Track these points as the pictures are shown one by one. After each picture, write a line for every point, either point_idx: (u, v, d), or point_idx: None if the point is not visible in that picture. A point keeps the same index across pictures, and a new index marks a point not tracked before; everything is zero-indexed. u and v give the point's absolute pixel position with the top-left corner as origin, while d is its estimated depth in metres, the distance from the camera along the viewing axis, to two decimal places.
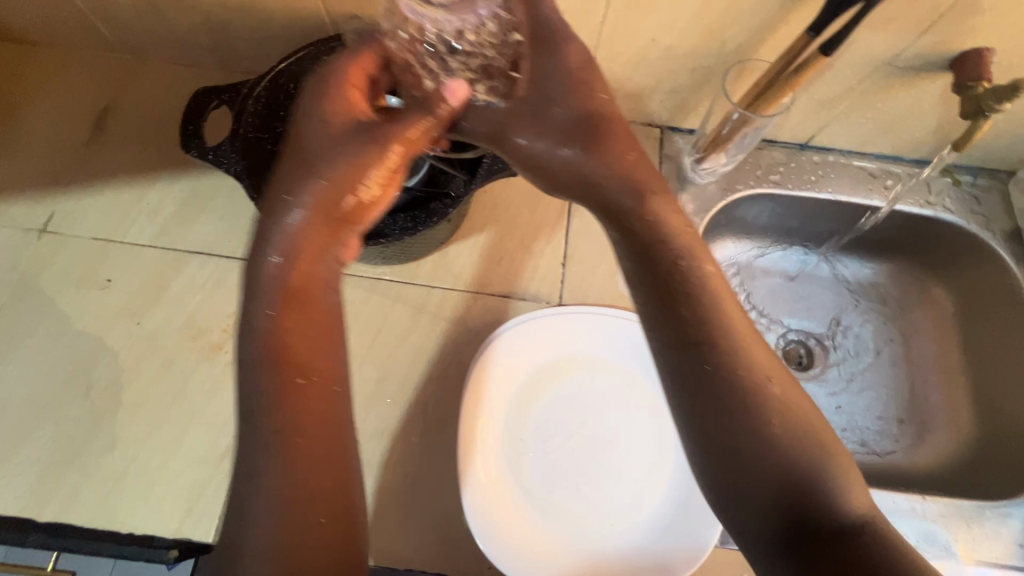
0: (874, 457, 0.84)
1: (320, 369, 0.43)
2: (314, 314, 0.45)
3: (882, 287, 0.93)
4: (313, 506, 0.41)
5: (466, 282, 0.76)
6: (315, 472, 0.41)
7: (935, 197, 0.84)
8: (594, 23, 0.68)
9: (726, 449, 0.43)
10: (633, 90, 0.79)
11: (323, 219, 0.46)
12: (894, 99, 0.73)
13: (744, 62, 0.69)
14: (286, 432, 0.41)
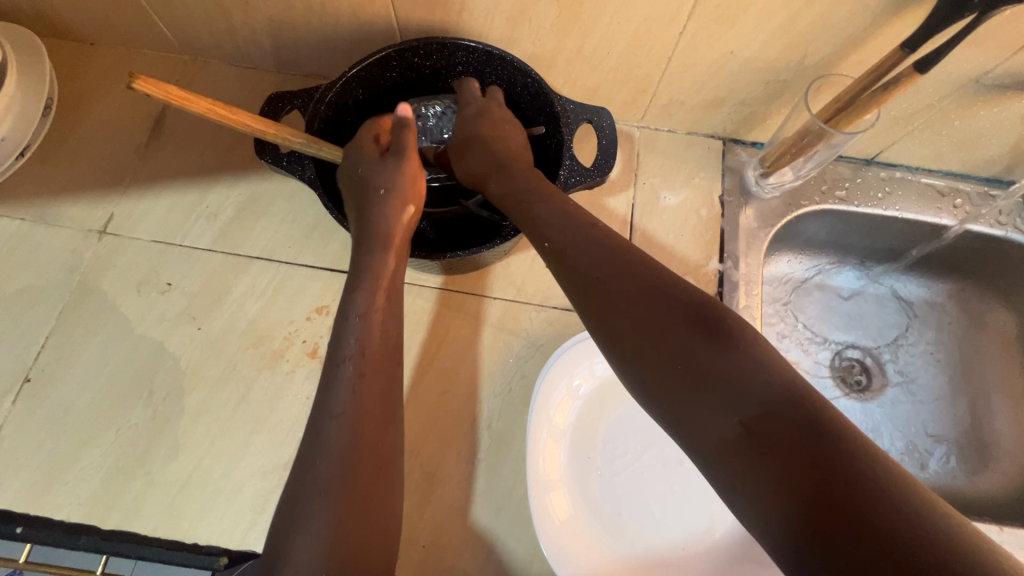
0: (938, 482, 0.81)
1: (367, 372, 0.50)
2: (390, 306, 0.57)
3: (944, 306, 0.90)
4: (363, 494, 0.44)
5: (529, 293, 0.75)
6: (378, 422, 0.48)
7: (1006, 217, 0.81)
8: (673, 34, 0.67)
9: (664, 381, 0.40)
10: (701, 102, 0.77)
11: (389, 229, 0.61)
12: (974, 116, 0.71)
13: (824, 78, 0.68)
14: (362, 376, 0.50)
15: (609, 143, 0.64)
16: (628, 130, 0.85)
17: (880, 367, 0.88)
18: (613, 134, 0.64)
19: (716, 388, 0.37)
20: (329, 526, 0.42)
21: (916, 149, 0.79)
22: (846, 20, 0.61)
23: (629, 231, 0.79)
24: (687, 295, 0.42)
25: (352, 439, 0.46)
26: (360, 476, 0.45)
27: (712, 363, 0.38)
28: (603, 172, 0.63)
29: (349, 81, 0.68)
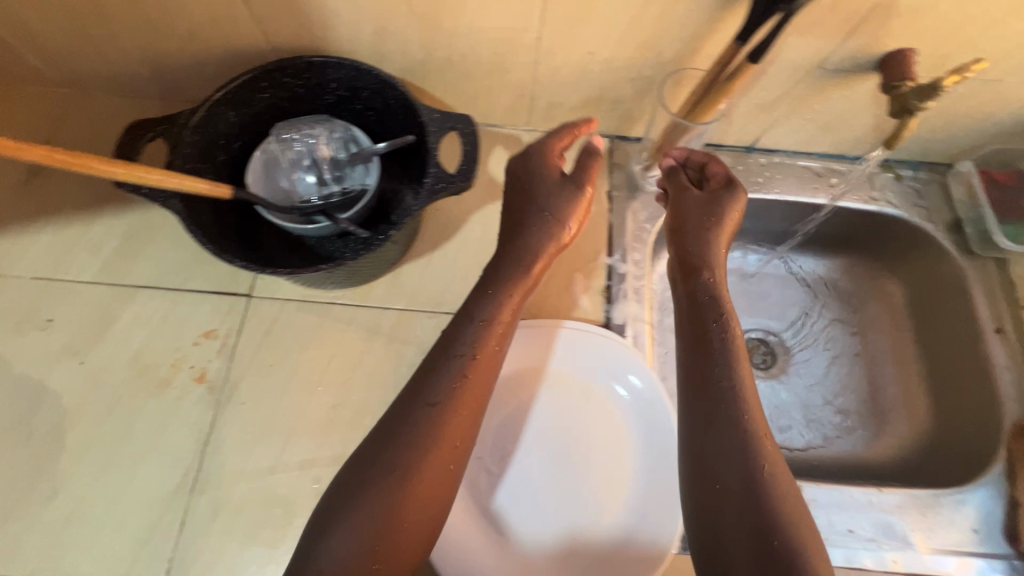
0: (837, 451, 0.84)
1: (458, 407, 0.58)
2: (481, 379, 0.60)
3: (838, 282, 0.94)
4: (428, 497, 0.55)
5: (421, 301, 0.76)
6: (445, 453, 0.56)
7: (878, 192, 0.86)
8: (531, 39, 0.69)
9: (703, 470, 0.57)
10: (578, 102, 0.80)
11: (496, 307, 0.64)
12: (829, 100, 0.75)
13: (681, 71, 0.71)
14: (441, 404, 0.58)
15: (473, 148, 0.65)
16: (517, 135, 0.87)
17: (781, 346, 0.91)
18: (474, 139, 0.66)
19: (737, 507, 0.54)
20: (367, 536, 0.52)
21: (788, 135, 0.83)
22: (685, 16, 0.64)
23: None
24: (727, 416, 0.58)
25: (421, 468, 0.55)
26: (421, 495, 0.55)
27: (734, 503, 0.54)
28: (466, 177, 0.64)
29: (215, 105, 0.68)
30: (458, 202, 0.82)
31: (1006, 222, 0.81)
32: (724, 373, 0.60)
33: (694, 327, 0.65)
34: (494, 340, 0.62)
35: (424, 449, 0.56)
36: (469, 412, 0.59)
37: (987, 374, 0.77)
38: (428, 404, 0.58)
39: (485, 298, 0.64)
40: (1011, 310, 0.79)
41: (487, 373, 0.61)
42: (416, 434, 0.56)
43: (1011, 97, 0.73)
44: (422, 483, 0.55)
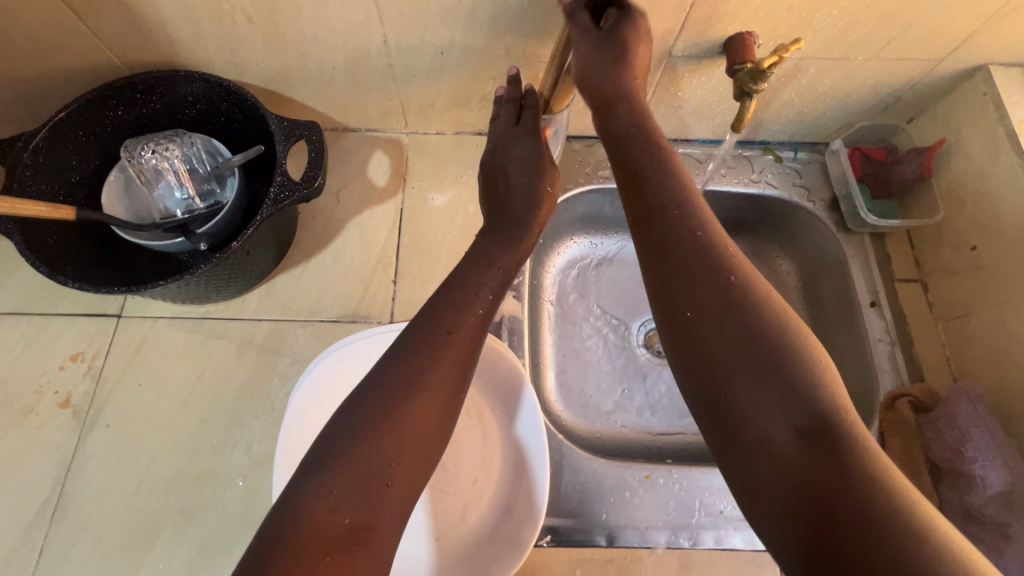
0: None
1: (454, 348, 0.51)
2: (474, 325, 0.54)
3: None
4: (414, 447, 0.46)
5: (296, 310, 0.75)
6: (405, 435, 0.46)
7: (758, 175, 0.87)
8: (378, 42, 0.69)
9: (709, 385, 0.41)
10: (447, 102, 0.80)
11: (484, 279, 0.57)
12: (689, 86, 0.76)
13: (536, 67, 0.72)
14: (420, 349, 0.51)
15: (319, 156, 0.65)
16: (398, 137, 0.87)
17: None
18: (320, 147, 0.65)
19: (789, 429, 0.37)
20: (361, 476, 0.44)
21: (662, 123, 0.84)
22: (520, 12, 0.64)
23: (398, 235, 0.80)
24: (730, 322, 0.41)
25: (405, 408, 0.47)
26: (408, 436, 0.46)
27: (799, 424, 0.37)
28: (310, 185, 0.63)
29: (59, 125, 0.67)
30: (337, 208, 0.82)
31: (876, 198, 0.83)
32: (707, 252, 0.45)
33: (629, 210, 0.51)
34: (484, 300, 0.56)
35: (410, 387, 0.48)
36: (455, 361, 0.51)
37: (865, 344, 0.77)
38: (410, 351, 0.50)
39: (470, 264, 0.59)
40: (885, 283, 0.81)
41: (471, 331, 0.53)
42: (389, 374, 0.49)
43: (865, 74, 0.74)
44: (409, 431, 0.46)
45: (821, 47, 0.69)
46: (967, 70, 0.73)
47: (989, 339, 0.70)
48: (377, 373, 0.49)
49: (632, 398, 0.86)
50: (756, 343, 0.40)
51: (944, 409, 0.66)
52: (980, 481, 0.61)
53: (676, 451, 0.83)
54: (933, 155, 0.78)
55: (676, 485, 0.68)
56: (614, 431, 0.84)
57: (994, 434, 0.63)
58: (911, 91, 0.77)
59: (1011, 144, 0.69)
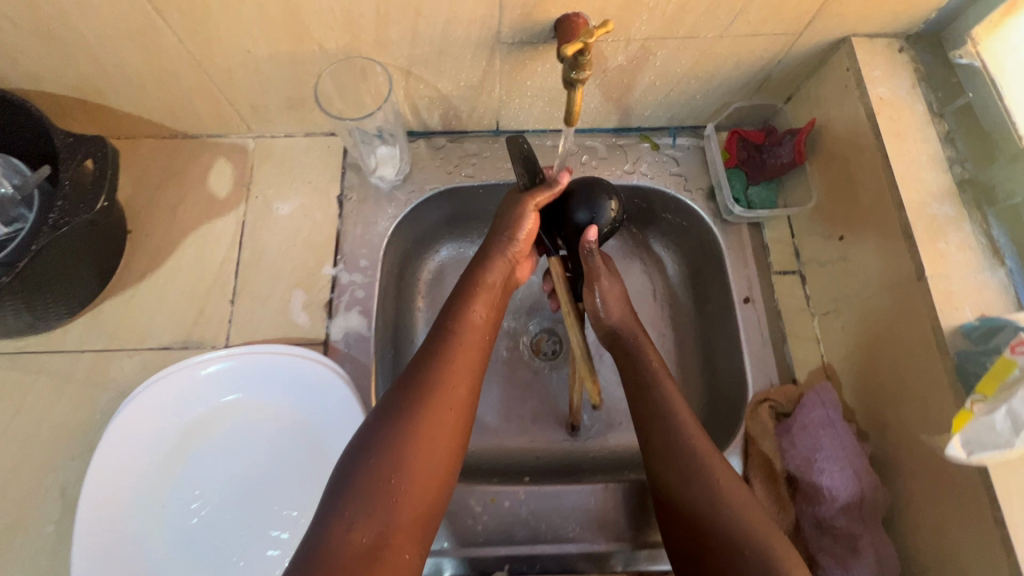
0: (609, 443, 0.77)
1: (452, 376, 0.55)
2: (469, 352, 0.57)
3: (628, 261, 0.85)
4: (426, 465, 0.50)
5: (123, 339, 0.70)
6: (423, 450, 0.50)
7: (632, 164, 0.80)
8: (172, 42, 0.62)
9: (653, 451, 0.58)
10: (281, 103, 0.73)
11: (457, 320, 0.59)
12: (536, 75, 0.69)
13: (348, 59, 0.66)
14: (420, 369, 0.55)
15: (103, 173, 0.61)
16: (243, 143, 0.80)
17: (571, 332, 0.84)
18: (106, 162, 0.61)
19: (702, 500, 0.53)
20: (377, 491, 0.47)
21: (522, 115, 0.77)
22: (313, 3, 0.57)
23: (238, 250, 0.75)
24: (664, 421, 0.58)
25: (412, 430, 0.50)
26: (416, 457, 0.50)
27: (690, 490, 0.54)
28: (92, 208, 0.59)
29: None
30: (172, 225, 0.76)
31: (752, 184, 0.77)
32: (650, 362, 0.63)
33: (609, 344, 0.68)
34: (477, 333, 0.59)
35: (413, 407, 0.52)
36: (462, 388, 0.55)
37: (737, 345, 0.72)
38: (413, 382, 0.54)
39: (463, 298, 0.62)
40: (761, 278, 0.75)
41: (467, 358, 0.57)
42: (391, 407, 0.52)
43: (721, 53, 0.67)
44: (417, 451, 0.50)
45: (662, 27, 0.62)
46: (830, 43, 0.66)
47: (851, 336, 0.66)
48: (387, 409, 0.52)
49: (516, 407, 0.79)
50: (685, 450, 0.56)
51: (798, 417, 0.63)
52: (828, 492, 0.58)
53: (546, 461, 0.76)
54: (804, 137, 0.72)
55: (524, 506, 0.65)
56: (484, 442, 0.76)
57: (845, 442, 0.60)
58: (778, 69, 0.71)
59: (869, 124, 0.63)
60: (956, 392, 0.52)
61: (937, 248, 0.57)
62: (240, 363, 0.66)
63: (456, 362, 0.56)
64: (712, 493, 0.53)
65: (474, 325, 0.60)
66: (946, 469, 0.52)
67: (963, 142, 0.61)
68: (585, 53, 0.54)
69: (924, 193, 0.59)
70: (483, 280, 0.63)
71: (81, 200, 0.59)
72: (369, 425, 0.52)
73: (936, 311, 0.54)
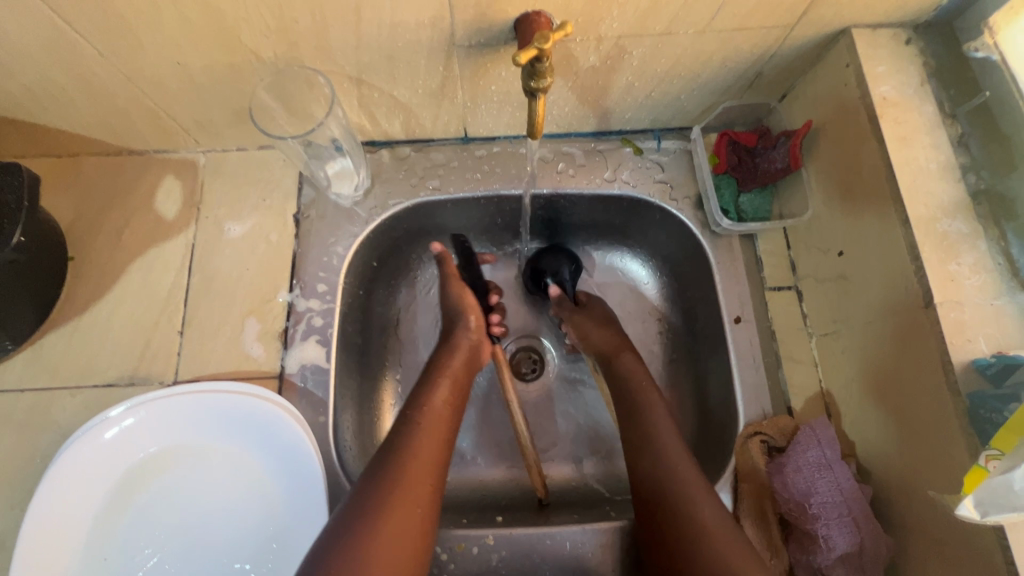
0: (595, 473, 0.71)
1: (416, 469, 0.52)
2: (436, 431, 0.55)
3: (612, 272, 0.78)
4: (389, 573, 0.46)
5: (64, 376, 0.66)
6: (400, 524, 0.48)
7: (612, 171, 0.73)
8: (93, 55, 0.56)
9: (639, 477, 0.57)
10: (226, 116, 0.67)
11: (425, 402, 0.57)
12: (500, 79, 0.62)
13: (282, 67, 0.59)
14: (389, 448, 0.53)
15: (16, 203, 0.56)
16: (192, 157, 0.74)
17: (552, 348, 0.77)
18: (19, 192, 0.56)
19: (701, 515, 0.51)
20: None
21: (490, 122, 0.71)
22: (239, 9, 0.51)
23: (188, 276, 0.70)
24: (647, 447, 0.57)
25: (373, 534, 0.46)
26: (378, 567, 0.45)
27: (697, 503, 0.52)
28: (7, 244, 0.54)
29: None
30: (116, 250, 0.71)
31: (744, 192, 0.70)
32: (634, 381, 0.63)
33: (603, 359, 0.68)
34: (439, 422, 0.56)
35: (387, 491, 0.49)
36: (426, 480, 0.51)
37: (728, 371, 0.66)
38: (373, 479, 0.50)
39: (421, 388, 0.59)
40: (754, 294, 0.68)
41: (431, 448, 0.54)
42: (350, 511, 0.48)
43: (706, 50, 0.60)
44: (378, 560, 0.46)
45: (635, 23, 0.55)
46: (828, 34, 0.59)
47: (851, 363, 0.59)
48: (368, 479, 0.50)
49: (494, 433, 0.73)
50: (663, 473, 0.55)
51: (791, 456, 0.57)
52: (824, 542, 0.53)
53: (525, 496, 0.69)
54: (800, 140, 0.65)
55: (493, 554, 0.61)
56: (457, 476, 0.70)
57: (842, 486, 0.54)
58: (771, 64, 0.63)
59: (871, 128, 0.56)
60: (969, 438, 0.46)
61: (947, 270, 0.50)
62: (184, 404, 0.61)
63: (418, 454, 0.53)
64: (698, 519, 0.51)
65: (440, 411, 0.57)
66: (955, 521, 0.47)
67: (978, 147, 0.55)
68: (543, 61, 0.49)
69: (933, 207, 0.52)
70: (444, 365, 0.62)
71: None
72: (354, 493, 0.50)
73: (945, 344, 0.48)
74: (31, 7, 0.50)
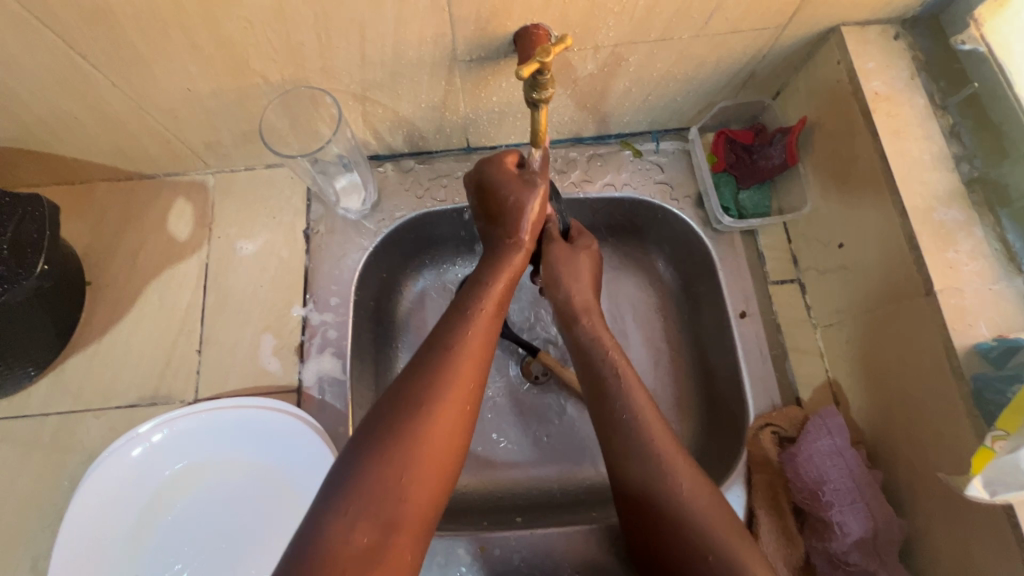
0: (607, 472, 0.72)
1: (469, 363, 0.48)
2: (492, 325, 0.52)
3: (619, 274, 0.79)
4: (439, 464, 0.44)
5: (87, 399, 0.67)
6: (449, 415, 0.45)
7: (613, 175, 0.74)
8: (106, 86, 0.58)
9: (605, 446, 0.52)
10: (235, 138, 0.69)
11: (486, 296, 0.53)
12: (501, 90, 0.64)
13: (290, 90, 0.61)
14: (442, 340, 0.49)
15: (39, 234, 0.58)
16: (202, 179, 0.76)
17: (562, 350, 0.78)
18: (42, 224, 0.58)
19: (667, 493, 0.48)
20: (380, 494, 0.41)
21: (492, 131, 0.72)
22: (248, 36, 0.53)
23: (203, 294, 0.71)
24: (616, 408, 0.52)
25: (426, 424, 0.44)
26: (429, 455, 0.43)
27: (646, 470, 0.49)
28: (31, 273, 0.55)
29: None
30: (132, 273, 0.72)
31: (743, 189, 0.72)
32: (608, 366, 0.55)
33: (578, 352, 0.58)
34: (493, 319, 0.52)
35: (439, 378, 0.46)
36: (479, 376, 0.48)
37: (735, 365, 0.67)
38: (425, 369, 0.47)
39: (479, 278, 0.54)
40: (758, 289, 0.70)
41: (485, 343, 0.50)
42: (399, 397, 0.45)
43: (700, 53, 0.61)
44: (429, 450, 0.43)
45: (631, 31, 0.57)
46: (819, 33, 0.61)
47: (856, 353, 0.61)
48: (412, 372, 0.47)
49: (507, 436, 0.73)
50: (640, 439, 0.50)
51: (802, 445, 0.58)
52: (838, 528, 0.54)
53: (541, 495, 0.71)
54: (796, 136, 0.67)
55: (515, 554, 0.62)
56: (474, 480, 0.71)
57: (853, 471, 0.56)
58: (765, 63, 0.65)
59: (865, 122, 0.58)
60: (975, 420, 0.48)
61: (945, 258, 0.52)
62: (206, 419, 0.62)
63: (472, 349, 0.49)
64: (675, 496, 0.47)
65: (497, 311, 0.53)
66: (966, 502, 0.48)
67: (970, 137, 0.56)
68: (544, 75, 0.50)
69: (929, 197, 0.54)
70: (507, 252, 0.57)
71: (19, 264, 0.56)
72: (393, 387, 0.46)
73: (947, 329, 0.49)
74: (47, 42, 0.52)
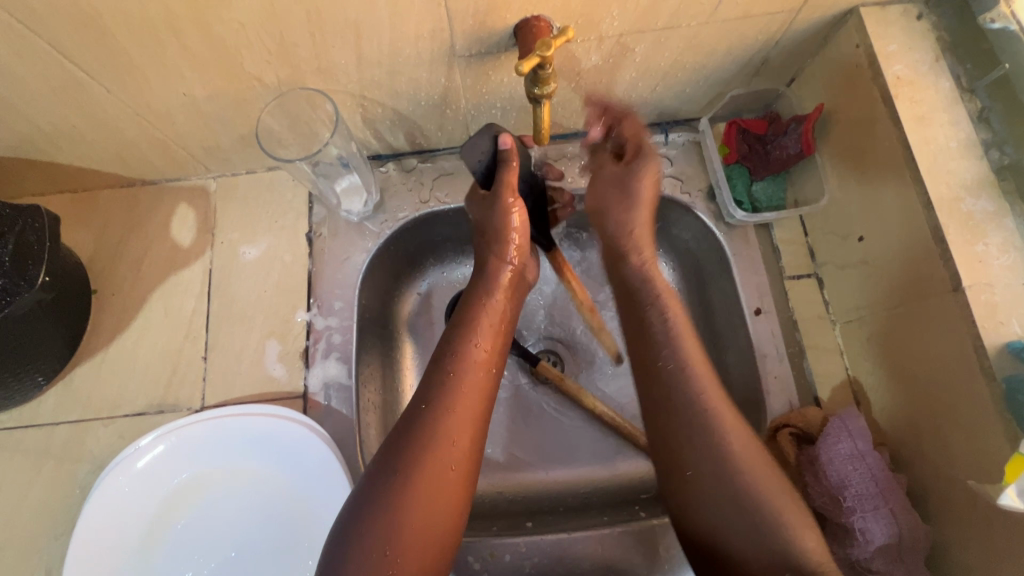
0: (619, 472, 0.71)
1: (452, 424, 0.49)
2: (472, 381, 0.51)
3: None
4: (426, 535, 0.45)
5: (96, 408, 0.67)
6: (431, 485, 0.46)
7: None
8: (103, 94, 0.57)
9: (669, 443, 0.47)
10: (234, 142, 0.68)
11: (461, 347, 0.53)
12: (503, 84, 0.62)
13: (286, 90, 0.60)
14: (415, 402, 0.50)
15: (40, 245, 0.57)
16: (205, 183, 0.75)
17: (573, 350, 0.76)
18: (42, 235, 0.58)
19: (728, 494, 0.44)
20: (373, 564, 0.43)
21: None
22: (240, 38, 0.52)
23: (207, 299, 0.71)
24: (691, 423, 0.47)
25: (409, 492, 0.45)
26: (419, 522, 0.45)
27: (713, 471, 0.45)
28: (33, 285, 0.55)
29: None
30: (137, 279, 0.72)
31: (756, 181, 0.69)
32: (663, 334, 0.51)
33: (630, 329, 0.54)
34: (475, 372, 0.52)
35: (421, 450, 0.47)
36: (464, 435, 0.48)
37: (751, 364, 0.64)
38: (407, 437, 0.48)
39: (458, 332, 0.55)
40: (773, 284, 0.67)
41: (466, 399, 0.50)
42: (386, 467, 0.47)
43: (708, 41, 0.59)
44: (417, 521, 0.45)
45: (636, 20, 0.54)
46: (836, 15, 0.57)
47: (876, 350, 0.58)
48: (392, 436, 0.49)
49: (518, 440, 0.72)
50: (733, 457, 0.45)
51: (821, 450, 0.56)
52: (860, 535, 0.52)
53: (551, 500, 0.69)
54: (813, 124, 0.64)
55: (526, 560, 0.61)
56: (486, 485, 0.70)
57: (876, 476, 0.53)
58: (778, 49, 0.61)
59: (886, 107, 0.55)
60: (1005, 423, 0.46)
61: (973, 251, 0.49)
62: (211, 428, 0.62)
63: (455, 408, 0.49)
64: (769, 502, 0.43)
65: (472, 363, 0.52)
66: (998, 510, 0.46)
67: (1000, 122, 0.53)
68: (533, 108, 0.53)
69: (956, 186, 0.51)
70: (480, 307, 0.56)
71: (20, 276, 0.56)
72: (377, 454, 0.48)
73: (976, 327, 0.47)
74: (39, 50, 0.51)
